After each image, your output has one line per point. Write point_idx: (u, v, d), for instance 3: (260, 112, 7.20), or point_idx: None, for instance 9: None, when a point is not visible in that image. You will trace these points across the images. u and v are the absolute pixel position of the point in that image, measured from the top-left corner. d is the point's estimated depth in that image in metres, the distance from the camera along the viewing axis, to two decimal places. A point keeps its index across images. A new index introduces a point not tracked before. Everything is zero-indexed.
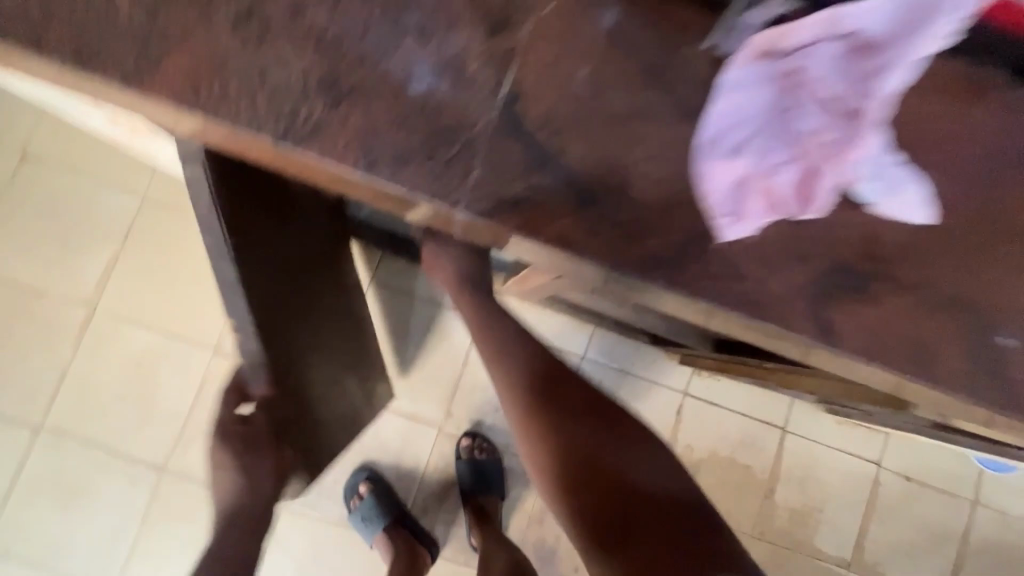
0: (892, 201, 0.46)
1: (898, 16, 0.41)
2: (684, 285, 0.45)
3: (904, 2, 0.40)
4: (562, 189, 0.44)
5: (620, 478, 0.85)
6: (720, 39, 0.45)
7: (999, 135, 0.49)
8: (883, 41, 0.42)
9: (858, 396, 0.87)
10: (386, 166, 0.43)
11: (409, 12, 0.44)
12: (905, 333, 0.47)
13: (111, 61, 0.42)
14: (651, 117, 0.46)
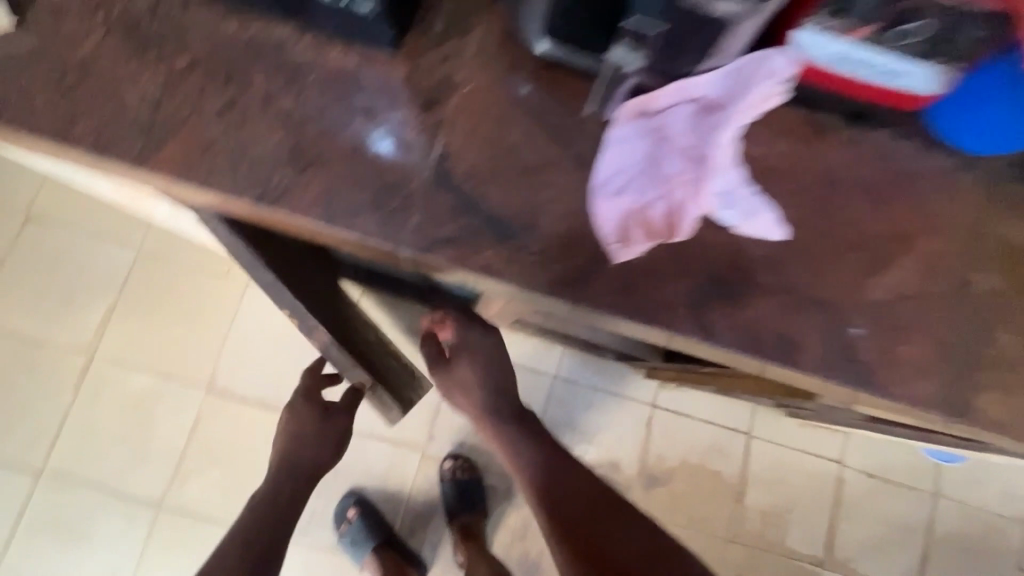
0: (746, 223, 0.58)
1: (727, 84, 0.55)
2: (588, 299, 0.56)
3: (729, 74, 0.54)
4: (485, 227, 0.56)
5: (602, 504, 0.82)
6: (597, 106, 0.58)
7: (829, 168, 0.62)
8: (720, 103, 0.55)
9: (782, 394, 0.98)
10: (342, 217, 0.54)
11: (358, 97, 0.56)
12: (772, 328, 0.58)
13: (121, 146, 0.53)
14: (554, 166, 0.58)
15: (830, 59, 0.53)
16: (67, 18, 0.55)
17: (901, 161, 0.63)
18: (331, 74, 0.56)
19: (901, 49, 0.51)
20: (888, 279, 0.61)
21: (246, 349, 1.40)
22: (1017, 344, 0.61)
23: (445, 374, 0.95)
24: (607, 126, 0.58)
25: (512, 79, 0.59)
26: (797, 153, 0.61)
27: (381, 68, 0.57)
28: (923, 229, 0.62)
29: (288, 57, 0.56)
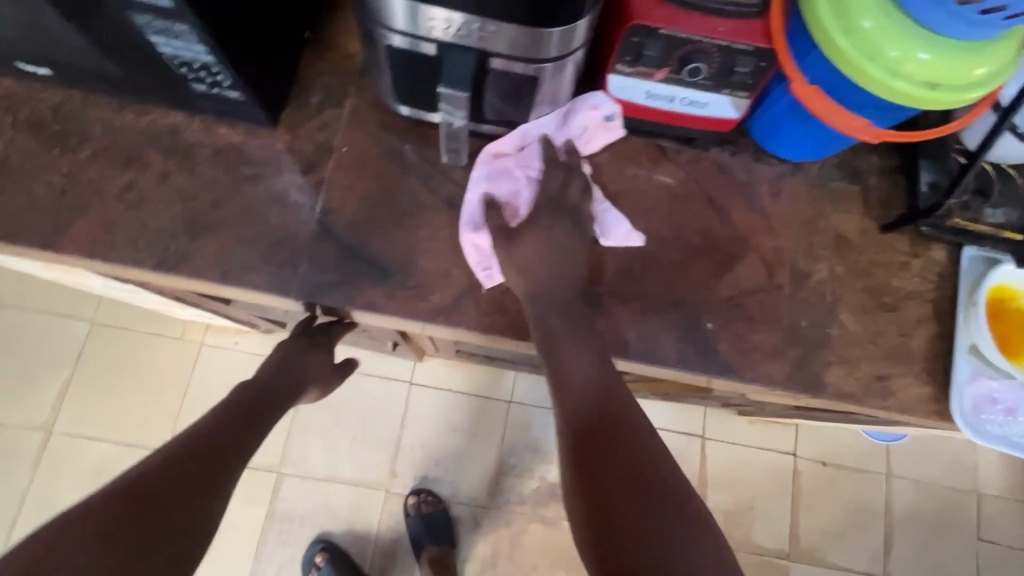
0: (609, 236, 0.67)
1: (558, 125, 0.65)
2: (464, 322, 0.63)
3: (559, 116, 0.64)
4: (367, 269, 0.63)
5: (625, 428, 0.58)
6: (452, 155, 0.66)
7: (672, 185, 0.71)
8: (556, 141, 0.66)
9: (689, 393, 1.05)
10: (235, 274, 0.61)
11: (246, 168, 0.64)
12: (633, 331, 0.66)
13: (30, 233, 0.60)
14: (425, 210, 0.65)
15: (643, 96, 0.62)
16: None
17: (737, 173, 0.72)
18: (220, 150, 0.64)
19: (694, 84, 0.60)
20: (735, 276, 0.69)
21: (204, 407, 1.44)
22: (856, 322, 0.69)
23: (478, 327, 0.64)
24: (467, 170, 0.67)
25: (383, 138, 0.67)
26: (641, 177, 0.70)
27: (264, 140, 0.65)
28: (762, 230, 0.71)
29: (180, 139, 0.64)
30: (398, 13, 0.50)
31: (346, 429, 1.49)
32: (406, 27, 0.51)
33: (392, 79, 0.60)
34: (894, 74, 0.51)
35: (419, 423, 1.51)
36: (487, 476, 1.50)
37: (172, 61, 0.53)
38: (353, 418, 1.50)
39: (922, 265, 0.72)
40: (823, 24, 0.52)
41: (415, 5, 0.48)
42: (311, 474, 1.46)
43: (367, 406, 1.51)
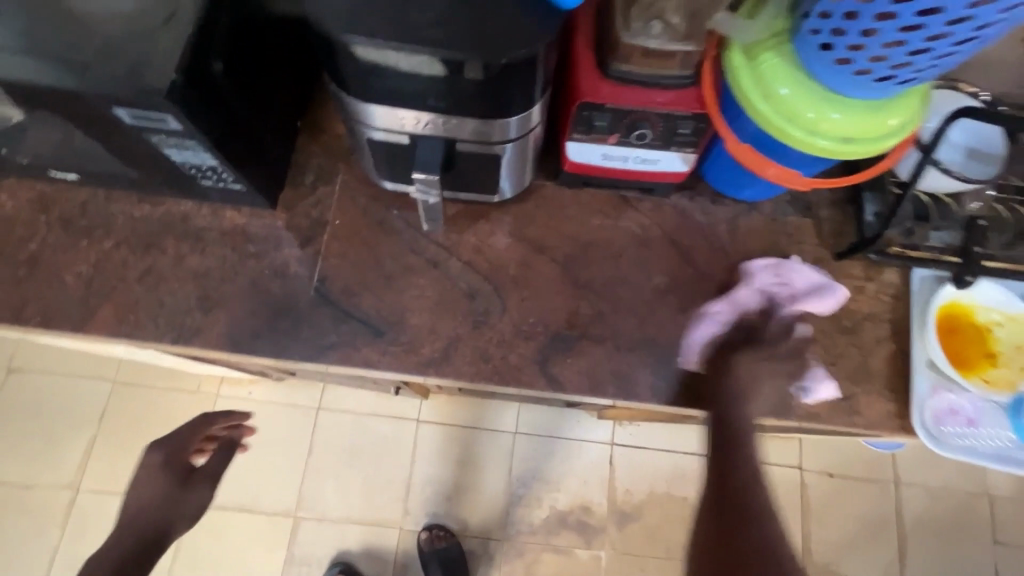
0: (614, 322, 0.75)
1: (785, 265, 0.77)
2: (453, 372, 0.69)
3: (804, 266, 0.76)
4: (362, 329, 0.70)
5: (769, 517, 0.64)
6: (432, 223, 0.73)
7: (637, 231, 0.77)
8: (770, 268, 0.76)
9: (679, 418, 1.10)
10: (244, 341, 0.68)
11: (250, 245, 0.72)
12: (609, 368, 0.71)
13: (64, 317, 0.68)
14: (410, 271, 0.72)
15: (600, 157, 0.69)
16: (14, 225, 0.70)
17: (695, 215, 0.79)
18: (227, 231, 0.72)
19: (643, 145, 0.67)
20: (700, 311, 0.75)
21: None
22: (818, 346, 0.75)
23: (467, 373, 0.69)
24: (462, 238, 0.74)
25: (371, 209, 0.75)
26: (606, 226, 0.77)
27: (265, 219, 0.73)
28: (722, 267, 0.77)
29: (192, 225, 0.72)
30: (375, 114, 0.58)
31: (358, 470, 1.54)
32: (383, 124, 0.59)
33: (376, 162, 0.68)
34: (814, 133, 0.58)
35: (428, 461, 1.56)
36: (498, 509, 1.54)
37: (184, 167, 0.61)
38: (364, 459, 1.55)
39: (877, 288, 0.77)
40: (746, 94, 0.59)
41: (389, 108, 0.57)
42: (327, 517, 1.51)
43: (377, 447, 1.56)
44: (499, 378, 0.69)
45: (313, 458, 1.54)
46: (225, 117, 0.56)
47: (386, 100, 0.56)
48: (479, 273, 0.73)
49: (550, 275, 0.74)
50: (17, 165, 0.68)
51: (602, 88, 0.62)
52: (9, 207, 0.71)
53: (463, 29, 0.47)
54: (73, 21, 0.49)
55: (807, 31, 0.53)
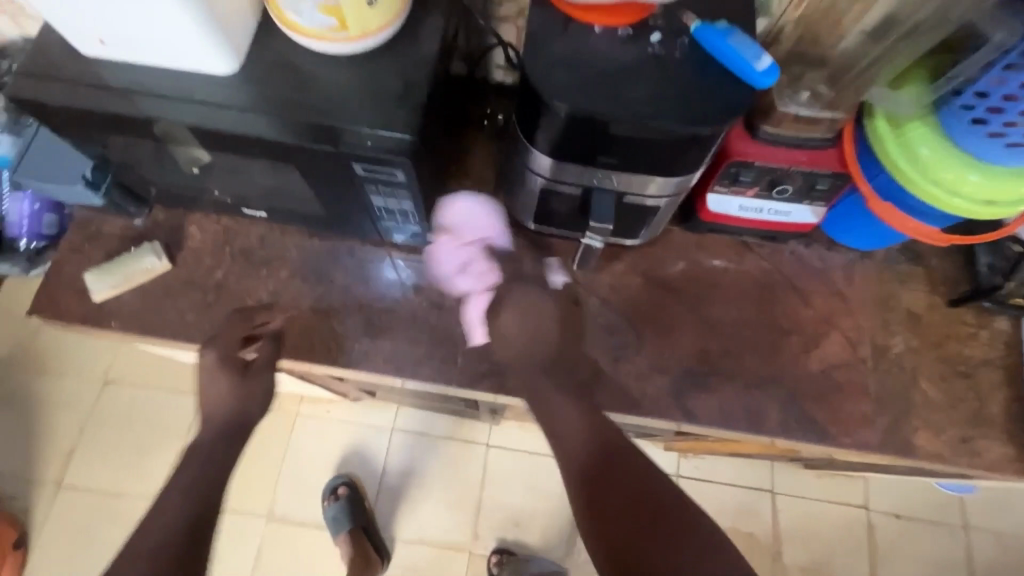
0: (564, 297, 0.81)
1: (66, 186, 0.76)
2: (596, 402, 0.74)
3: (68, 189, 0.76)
4: (511, 359, 0.75)
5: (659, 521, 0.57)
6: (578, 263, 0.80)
7: (759, 273, 0.82)
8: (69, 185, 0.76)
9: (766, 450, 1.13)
10: (407, 366, 0.74)
11: (408, 278, 0.78)
12: (743, 404, 0.75)
13: (246, 339, 0.75)
14: (554, 306, 0.78)
15: (736, 208, 0.75)
16: (201, 254, 0.78)
17: (814, 261, 0.83)
18: (388, 264, 0.79)
19: (778, 199, 0.74)
20: (822, 353, 0.79)
21: (306, 474, 1.58)
22: (935, 389, 0.78)
23: (608, 403, 0.74)
24: (600, 275, 0.80)
25: (516, 246, 0.81)
26: (730, 269, 0.82)
27: (420, 255, 0.79)
28: (841, 311, 0.81)
29: (356, 257, 0.79)
30: (550, 169, 0.64)
31: (430, 491, 1.58)
32: (556, 178, 0.65)
33: (529, 208, 0.74)
34: (953, 192, 0.63)
35: (497, 486, 1.59)
36: (564, 535, 1.56)
37: (375, 210, 0.68)
38: (435, 481, 1.59)
39: (989, 335, 0.81)
40: (891, 156, 0.64)
41: (566, 165, 0.62)
42: (398, 537, 1.55)
43: (449, 469, 1.60)
44: (639, 410, 0.74)
45: (386, 478, 1.59)
46: (428, 168, 0.62)
47: (564, 157, 0.61)
48: (616, 310, 0.79)
49: (681, 313, 0.79)
50: (212, 202, 0.76)
51: (749, 146, 0.68)
52: (197, 239, 0.79)
53: (669, 101, 0.54)
54: (322, 90, 0.57)
55: (958, 106, 0.59)
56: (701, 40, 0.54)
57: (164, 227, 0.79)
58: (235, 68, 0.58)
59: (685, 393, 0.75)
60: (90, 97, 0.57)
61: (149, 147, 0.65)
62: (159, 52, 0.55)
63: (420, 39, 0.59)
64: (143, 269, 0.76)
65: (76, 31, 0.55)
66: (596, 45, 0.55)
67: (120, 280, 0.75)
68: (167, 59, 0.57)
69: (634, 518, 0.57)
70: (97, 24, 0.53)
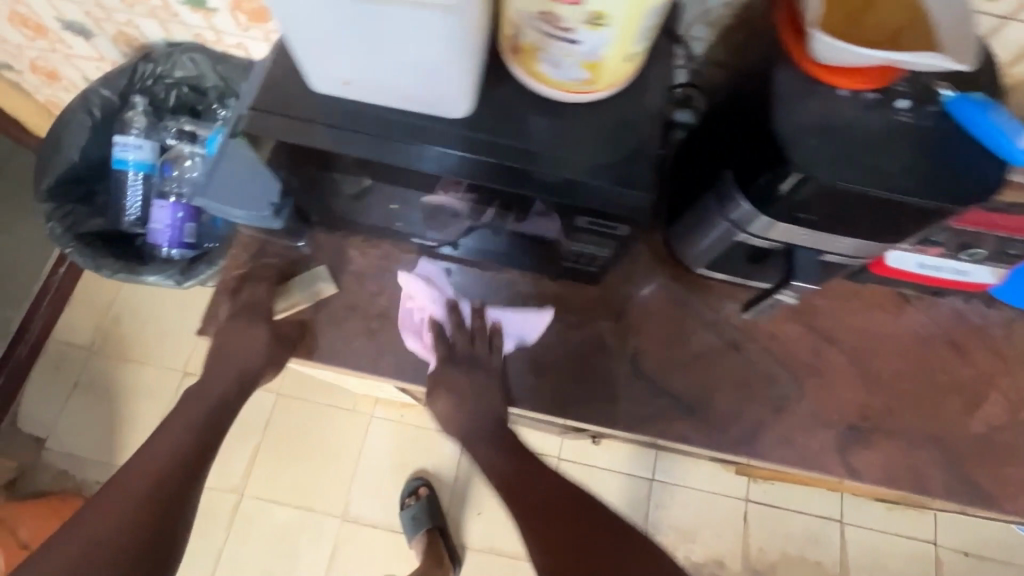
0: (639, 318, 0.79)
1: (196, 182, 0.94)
2: (759, 452, 0.74)
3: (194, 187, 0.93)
4: (674, 404, 0.75)
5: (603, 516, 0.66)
6: (754, 311, 0.78)
7: (919, 327, 0.81)
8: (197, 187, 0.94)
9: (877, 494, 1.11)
10: (570, 406, 0.75)
11: (570, 315, 0.78)
12: (905, 462, 0.75)
13: (411, 371, 0.76)
14: (715, 352, 0.78)
15: (915, 264, 0.74)
16: (364, 280, 0.78)
17: (974, 317, 0.82)
18: (548, 300, 0.78)
19: (964, 260, 0.72)
20: (985, 413, 0.78)
21: (377, 475, 1.59)
22: None
23: (769, 454, 0.74)
24: (761, 322, 0.79)
25: (676, 287, 0.80)
26: (889, 322, 0.81)
27: (581, 292, 0.79)
28: (1003, 371, 0.80)
29: (517, 291, 0.79)
30: (756, 223, 0.62)
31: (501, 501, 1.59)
32: (757, 232, 0.64)
33: (705, 253, 0.74)
34: None
35: None
36: None
37: (567, 253, 0.67)
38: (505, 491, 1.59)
39: None
40: None
41: (777, 223, 0.61)
42: (468, 545, 1.55)
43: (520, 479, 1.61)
44: (801, 462, 0.74)
45: (457, 484, 1.60)
46: None
47: (779, 216, 0.60)
48: (777, 359, 0.78)
49: (842, 365, 0.78)
50: (382, 229, 0.76)
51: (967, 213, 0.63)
52: (359, 263, 0.78)
53: (923, 175, 0.53)
54: (553, 139, 0.56)
55: None
56: (954, 112, 0.53)
57: (325, 250, 0.79)
58: (468, 112, 0.57)
59: (847, 448, 0.75)
60: (318, 134, 0.57)
61: (348, 178, 0.63)
62: (399, 95, 0.54)
63: (647, 92, 0.58)
64: (313, 294, 0.77)
65: (319, 72, 0.54)
66: (844, 110, 0.54)
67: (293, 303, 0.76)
68: (396, 101, 0.56)
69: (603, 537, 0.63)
70: (347, 66, 0.52)
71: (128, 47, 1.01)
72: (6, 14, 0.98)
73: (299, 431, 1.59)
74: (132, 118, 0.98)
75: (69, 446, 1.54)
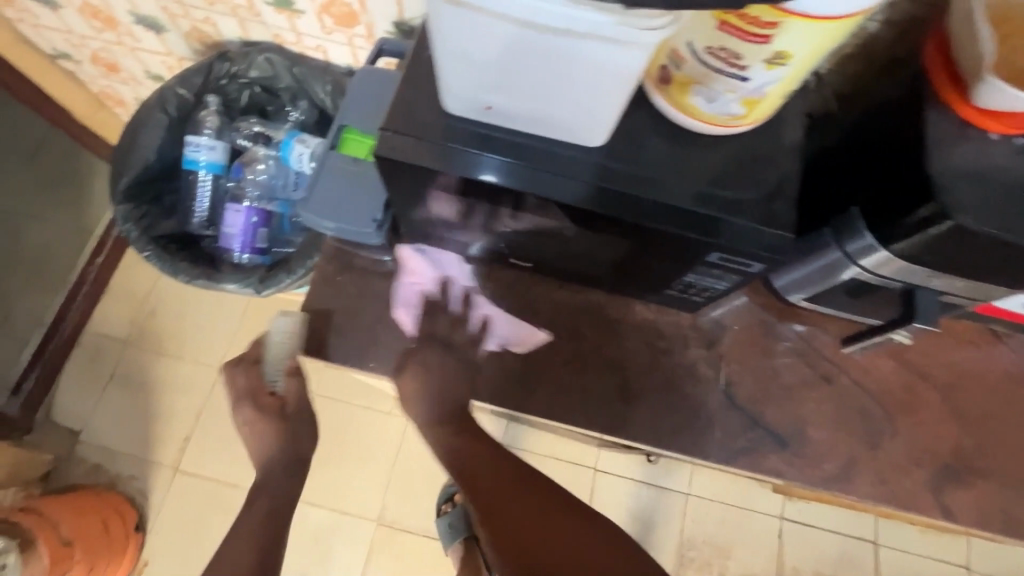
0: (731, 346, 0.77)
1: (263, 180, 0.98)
2: (853, 490, 0.73)
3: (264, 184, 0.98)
4: (768, 437, 0.74)
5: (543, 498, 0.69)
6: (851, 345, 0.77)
7: (1012, 366, 0.80)
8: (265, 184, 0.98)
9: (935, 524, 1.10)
10: (663, 435, 0.74)
11: (662, 342, 0.76)
12: (998, 504, 0.74)
13: (502, 393, 0.74)
14: (807, 385, 0.77)
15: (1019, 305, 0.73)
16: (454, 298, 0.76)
17: None
18: (639, 326, 0.77)
19: None
20: None
21: (413, 480, 1.57)
22: None
23: (863, 491, 0.73)
24: (855, 356, 0.78)
25: (769, 317, 0.78)
26: (982, 359, 0.80)
27: (673, 319, 0.77)
28: None
29: (609, 315, 0.77)
30: (879, 262, 0.61)
31: None
32: (875, 271, 0.62)
33: (806, 286, 0.72)
34: None
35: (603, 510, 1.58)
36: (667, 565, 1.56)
37: (674, 282, 0.66)
38: None
39: None
40: None
41: (904, 264, 0.59)
42: None
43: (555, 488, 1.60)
44: (895, 501, 0.73)
45: None
46: None
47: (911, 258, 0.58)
48: (870, 394, 0.77)
49: (936, 401, 0.77)
50: (474, 247, 0.73)
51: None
52: (448, 280, 0.77)
53: None
54: (689, 173, 0.55)
55: None
56: None
57: (414, 265, 0.77)
58: (602, 141, 0.55)
59: (941, 488, 0.74)
60: (446, 157, 0.55)
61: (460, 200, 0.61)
62: (537, 121, 0.52)
63: (783, 127, 0.57)
64: (286, 333, 0.74)
65: (462, 94, 0.52)
66: (996, 157, 0.52)
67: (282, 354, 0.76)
68: (532, 127, 0.54)
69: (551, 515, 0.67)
70: (491, 91, 0.50)
71: (199, 43, 0.97)
72: (75, 4, 0.95)
73: (335, 433, 1.58)
74: (204, 117, 0.97)
75: (100, 440, 1.49)
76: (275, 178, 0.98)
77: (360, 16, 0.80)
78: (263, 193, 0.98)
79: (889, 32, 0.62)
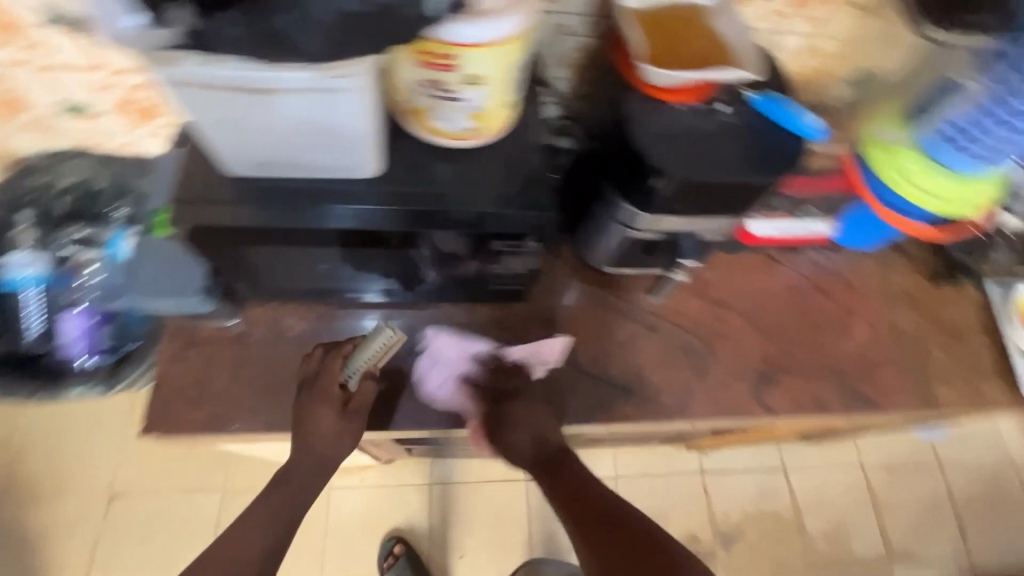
0: (567, 320, 0.88)
1: (93, 285, 0.95)
2: (691, 413, 0.85)
3: (95, 289, 0.95)
4: (614, 389, 0.85)
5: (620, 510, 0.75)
6: (659, 292, 0.91)
7: (790, 279, 0.97)
8: (96, 289, 0.95)
9: (796, 429, 1.27)
10: (525, 413, 0.82)
11: (506, 333, 0.85)
12: (806, 391, 0.89)
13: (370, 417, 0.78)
14: (636, 337, 0.88)
15: (773, 231, 0.90)
16: (308, 343, 0.80)
17: (829, 264, 0.99)
18: (484, 325, 0.85)
19: (805, 217, 0.91)
20: (853, 338, 0.94)
21: (351, 548, 1.55)
22: (939, 352, 0.96)
23: (701, 410, 0.86)
24: (667, 301, 0.91)
25: (592, 288, 0.90)
26: (767, 280, 0.96)
27: (513, 311, 0.87)
28: (857, 302, 0.97)
29: (454, 322, 0.85)
30: (638, 219, 0.74)
31: (480, 537, 1.60)
32: (641, 226, 0.75)
33: (609, 255, 0.85)
34: (929, 196, 0.79)
35: (543, 515, 1.63)
36: None
37: (489, 276, 0.75)
38: (480, 525, 1.61)
39: (965, 301, 1.00)
40: (895, 172, 0.80)
41: (655, 216, 0.73)
42: None
43: (496, 509, 1.62)
44: (727, 412, 0.86)
45: (435, 534, 1.59)
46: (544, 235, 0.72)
47: (657, 210, 0.71)
48: (689, 331, 0.90)
49: (740, 322, 0.92)
50: (312, 293, 0.78)
51: (791, 179, 0.87)
52: (298, 328, 0.81)
53: (752, 160, 0.67)
54: (462, 184, 0.64)
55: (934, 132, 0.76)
56: (762, 109, 0.68)
57: (260, 323, 0.80)
58: (379, 169, 0.63)
59: (761, 391, 0.88)
60: (245, 216, 0.62)
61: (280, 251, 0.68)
62: (314, 164, 0.60)
63: (528, 130, 0.68)
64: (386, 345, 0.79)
65: (236, 156, 0.59)
66: (683, 120, 0.68)
67: (365, 361, 0.78)
68: (313, 171, 0.62)
69: (613, 526, 0.73)
70: (259, 149, 0.58)
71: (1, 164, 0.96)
72: None
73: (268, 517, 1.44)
74: (22, 235, 0.97)
75: None
76: (106, 279, 0.94)
77: (157, 108, 0.84)
78: (96, 298, 0.95)
79: (601, 43, 0.77)
